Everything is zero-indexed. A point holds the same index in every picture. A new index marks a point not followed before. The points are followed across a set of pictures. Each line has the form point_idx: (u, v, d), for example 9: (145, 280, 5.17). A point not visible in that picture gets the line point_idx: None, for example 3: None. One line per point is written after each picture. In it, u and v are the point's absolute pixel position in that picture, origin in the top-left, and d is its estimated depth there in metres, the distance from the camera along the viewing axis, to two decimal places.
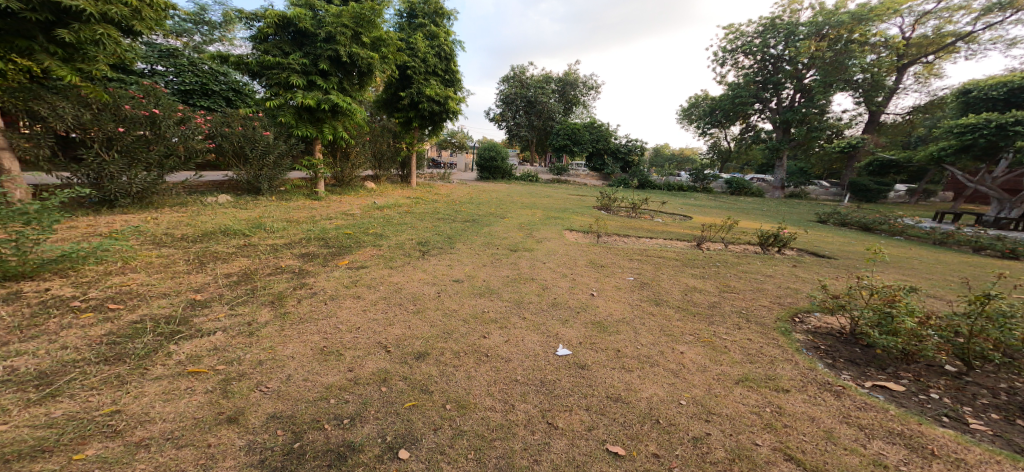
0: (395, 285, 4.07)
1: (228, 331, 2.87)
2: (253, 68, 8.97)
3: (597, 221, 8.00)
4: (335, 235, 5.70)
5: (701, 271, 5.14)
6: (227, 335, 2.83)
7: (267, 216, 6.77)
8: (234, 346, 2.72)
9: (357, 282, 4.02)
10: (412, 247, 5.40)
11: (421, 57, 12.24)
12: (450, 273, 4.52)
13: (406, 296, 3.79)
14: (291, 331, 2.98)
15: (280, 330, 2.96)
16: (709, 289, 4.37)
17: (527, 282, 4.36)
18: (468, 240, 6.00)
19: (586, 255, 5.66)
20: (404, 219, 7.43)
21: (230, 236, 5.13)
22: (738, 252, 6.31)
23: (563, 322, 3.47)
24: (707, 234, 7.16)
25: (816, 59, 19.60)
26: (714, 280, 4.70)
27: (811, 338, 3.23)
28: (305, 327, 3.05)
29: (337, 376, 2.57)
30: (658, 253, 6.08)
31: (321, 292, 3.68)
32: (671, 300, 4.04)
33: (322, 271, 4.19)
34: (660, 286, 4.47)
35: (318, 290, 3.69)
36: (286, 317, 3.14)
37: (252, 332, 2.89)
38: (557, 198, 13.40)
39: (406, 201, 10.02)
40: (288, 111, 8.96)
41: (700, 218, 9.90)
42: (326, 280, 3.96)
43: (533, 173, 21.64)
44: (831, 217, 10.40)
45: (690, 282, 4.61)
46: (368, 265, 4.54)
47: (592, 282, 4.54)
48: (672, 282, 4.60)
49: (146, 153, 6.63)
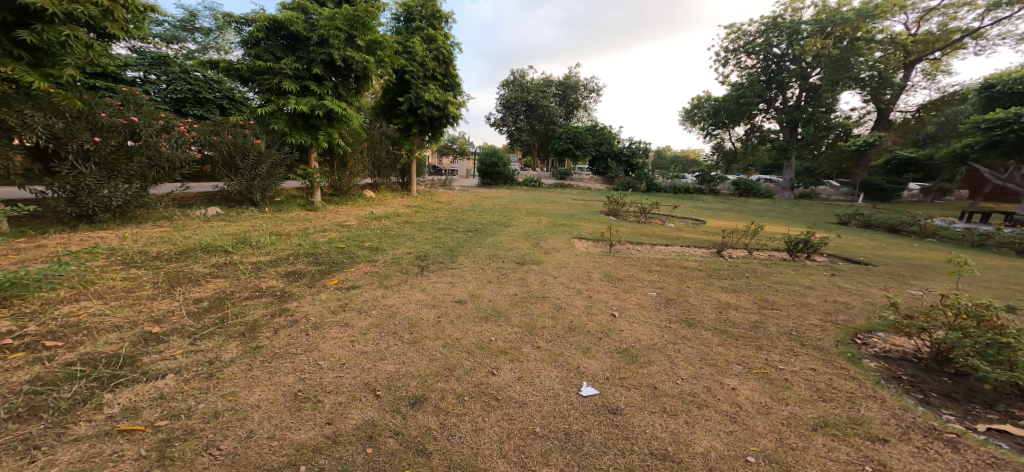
0: (390, 308, 3.57)
1: (182, 373, 2.37)
2: (242, 73, 8.53)
3: (608, 228, 7.51)
4: (327, 250, 5.23)
5: (731, 283, 4.60)
6: (181, 378, 2.33)
7: (255, 229, 6.30)
8: (186, 393, 2.22)
9: (346, 306, 3.52)
10: (410, 262, 4.91)
11: (419, 61, 11.87)
12: (452, 292, 4.02)
13: (401, 323, 3.30)
14: (260, 370, 2.48)
15: (247, 369, 2.46)
16: (746, 305, 3.84)
17: (540, 300, 3.87)
18: (471, 253, 5.51)
19: (600, 267, 5.15)
20: (403, 230, 6.94)
21: (213, 252, 4.65)
22: (765, 259, 5.79)
23: (585, 351, 2.97)
24: (728, 240, 6.61)
25: (822, 57, 19.07)
26: (748, 293, 4.17)
27: (886, 366, 2.76)
28: (279, 365, 2.55)
29: (318, 431, 2.08)
30: (678, 263, 5.57)
31: (304, 318, 3.19)
32: (705, 320, 3.52)
33: (307, 293, 3.70)
34: (690, 303, 3.96)
35: (299, 318, 3.18)
36: (258, 351, 2.65)
37: (212, 373, 2.39)
38: (562, 204, 12.90)
39: (406, 210, 9.53)
40: (281, 119, 8.53)
41: (714, 222, 9.38)
42: (311, 304, 3.47)
43: (536, 178, 21.16)
44: (854, 219, 9.84)
45: (722, 296, 4.11)
46: (360, 285, 4.05)
47: (612, 298, 4.06)
48: (704, 297, 4.10)
49: (127, 165, 6.14)
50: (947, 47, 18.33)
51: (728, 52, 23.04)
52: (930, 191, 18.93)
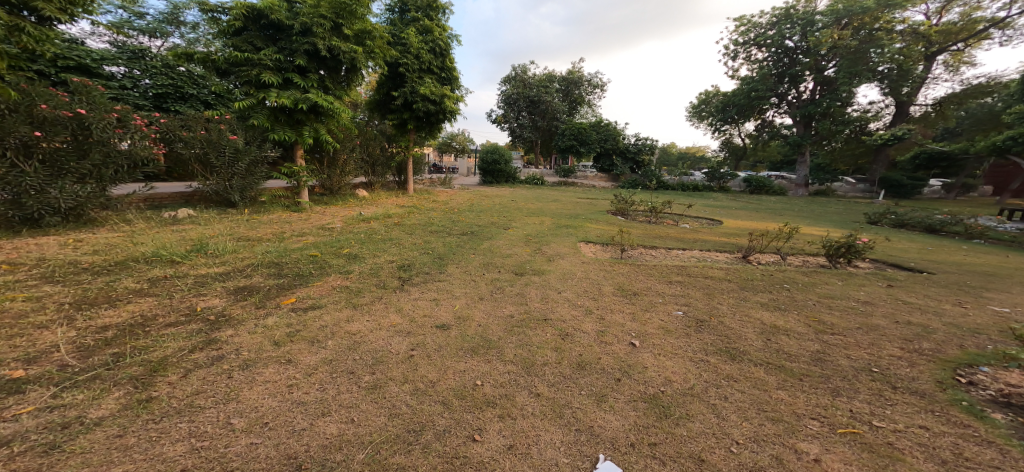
0: (353, 338, 2.85)
1: (13, 445, 1.78)
2: (219, 65, 7.66)
3: (617, 231, 6.76)
4: (295, 259, 4.50)
5: (773, 297, 3.83)
6: (5, 455, 1.74)
7: (222, 232, 5.58)
8: None
9: (295, 336, 2.78)
10: (390, 274, 4.18)
11: (414, 53, 11.14)
12: (435, 314, 3.28)
13: (363, 360, 2.59)
14: (133, 436, 1.87)
15: (113, 438, 1.85)
16: (799, 329, 3.07)
17: (541, 323, 3.18)
18: (462, 260, 4.78)
19: (611, 278, 4.40)
20: (390, 234, 6.24)
21: (156, 263, 3.94)
22: (802, 267, 5.03)
23: (601, 402, 2.30)
24: (756, 243, 5.82)
25: (838, 49, 17.98)
26: (797, 312, 3.41)
27: (1021, 420, 2.04)
28: (163, 426, 1.94)
29: None
30: (701, 271, 4.81)
31: (235, 351, 2.52)
32: (753, 352, 2.75)
33: (250, 317, 2.95)
34: (730, 326, 3.18)
35: (226, 353, 2.48)
36: (145, 404, 2.03)
37: (56, 445, 1.79)
38: (566, 203, 12.15)
39: (399, 211, 8.82)
40: (262, 112, 7.60)
41: (732, 222, 8.62)
42: (249, 333, 2.73)
43: (539, 176, 20.41)
44: (885, 217, 9.05)
45: (768, 315, 3.35)
46: (322, 305, 3.30)
47: (628, 321, 3.34)
48: (747, 318, 3.32)
49: (78, 163, 5.41)
50: (971, 38, 17.00)
51: (737, 44, 22.08)
52: (954, 187, 18.03)
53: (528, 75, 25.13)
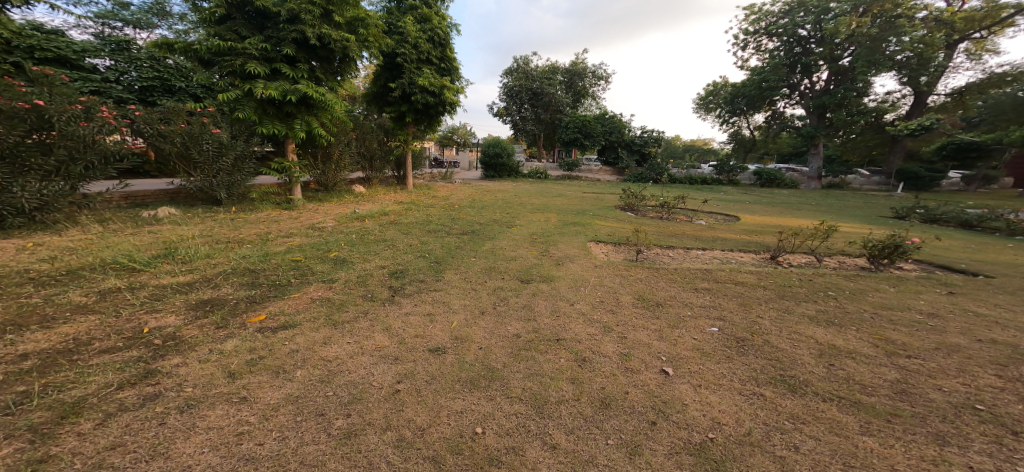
0: (337, 365, 2.39)
1: None
2: (201, 55, 7.04)
3: (630, 229, 6.23)
4: (275, 263, 3.99)
5: (822, 308, 3.32)
6: None
7: (203, 234, 5.09)
8: None
9: (257, 365, 2.29)
10: (380, 282, 3.69)
11: (412, 42, 10.58)
12: (428, 335, 2.82)
13: (346, 394, 2.15)
14: None
15: None
16: (869, 352, 2.60)
17: (553, 345, 2.73)
18: (462, 265, 4.29)
19: (629, 285, 3.90)
20: (386, 234, 5.76)
21: (112, 270, 3.43)
22: (843, 270, 4.52)
23: (634, 455, 1.87)
24: (787, 243, 5.29)
25: (855, 37, 17.15)
26: (859, 329, 2.93)
27: None
28: None
29: None
30: (729, 276, 4.28)
31: (173, 387, 2.04)
32: (821, 387, 2.29)
33: (208, 341, 2.46)
34: (781, 349, 2.71)
35: (161, 391, 2.00)
36: (37, 467, 1.58)
37: None
38: (572, 198, 11.66)
39: (399, 208, 8.38)
40: (248, 105, 6.90)
41: (750, 218, 8.08)
42: (199, 363, 2.23)
43: (542, 170, 19.86)
44: (914, 213, 8.49)
45: (823, 334, 2.86)
46: (296, 324, 2.80)
47: (655, 341, 2.88)
48: (797, 337, 2.84)
49: (42, 159, 4.86)
50: (995, 25, 16.04)
51: (747, 34, 21.22)
52: (975, 179, 17.43)
53: (530, 66, 24.44)
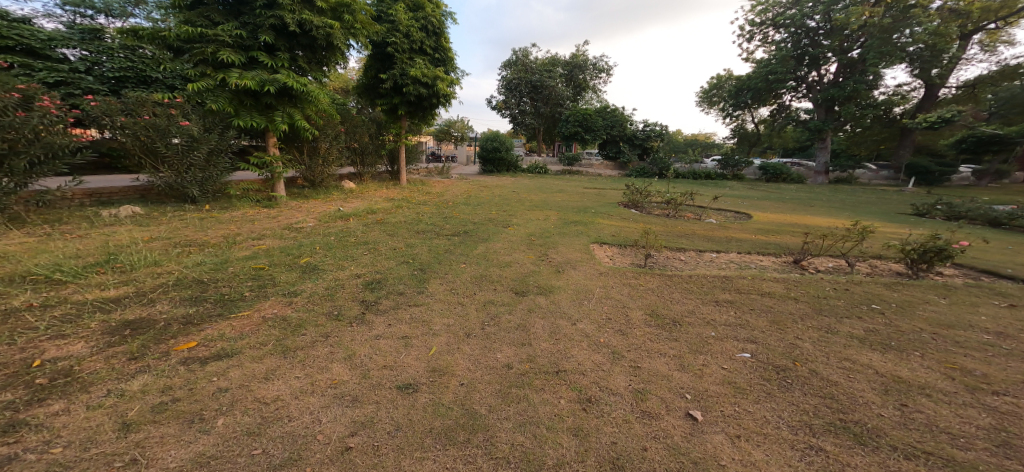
0: (279, 415, 1.93)
1: None
2: (170, 42, 6.34)
3: (637, 230, 5.71)
4: (234, 271, 3.46)
5: (875, 327, 2.82)
6: None
7: (164, 236, 4.55)
8: None
9: (164, 410, 1.87)
10: (352, 296, 3.14)
11: (403, 31, 9.97)
12: (399, 365, 2.36)
13: (283, 456, 1.72)
14: None
15: None
16: (951, 388, 2.12)
17: (551, 378, 2.29)
18: (449, 273, 3.77)
19: (640, 297, 3.38)
20: (369, 234, 5.23)
21: (30, 283, 2.92)
22: (880, 277, 4.01)
23: None
24: (812, 246, 4.77)
25: (866, 28, 16.47)
26: (929, 356, 2.43)
27: None
28: None
29: None
30: (752, 284, 3.76)
31: (36, 446, 1.66)
32: (901, 438, 1.81)
33: (109, 380, 2.00)
34: (837, 384, 2.20)
35: (17, 453, 1.62)
36: None
37: None
38: (572, 194, 11.15)
39: (389, 205, 7.86)
40: (222, 95, 6.20)
41: (764, 216, 7.56)
42: (85, 410, 1.83)
43: (541, 164, 19.32)
44: (937, 209, 7.98)
45: (888, 367, 2.35)
46: (231, 354, 2.29)
47: (676, 371, 2.40)
48: (856, 369, 2.32)
49: None
50: (1012, 15, 15.38)
51: (753, 25, 20.51)
52: (986, 174, 16.91)
53: (529, 59, 23.85)
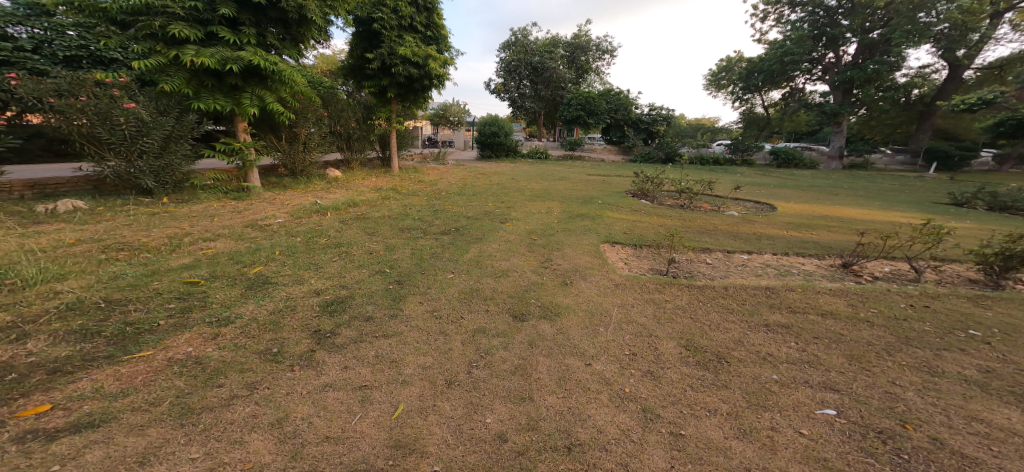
0: None
1: None
2: (112, 13, 5.45)
3: (653, 228, 4.97)
4: (156, 285, 2.73)
5: (991, 369, 2.18)
6: None
7: (95, 235, 3.82)
8: None
9: None
10: (302, 325, 2.42)
11: (391, 5, 9.04)
12: (358, 434, 1.71)
13: None
14: None
15: None
16: None
17: (560, 460, 1.63)
18: (434, 286, 3.07)
19: (670, 321, 2.67)
20: (344, 233, 4.50)
21: None
22: (958, 288, 3.30)
23: None
24: (864, 247, 4.04)
25: (892, 5, 15.39)
26: None
27: None
28: None
29: None
30: (805, 299, 3.04)
31: None
32: None
33: None
34: (979, 463, 1.64)
35: None
36: None
37: None
38: (575, 181, 10.39)
39: (377, 196, 7.16)
40: (178, 74, 5.39)
41: (790, 207, 6.83)
42: None
43: (542, 149, 18.49)
44: (980, 196, 7.25)
45: None
46: (93, 426, 1.60)
47: (732, 440, 1.74)
48: (994, 449, 1.69)
49: None
50: None
51: (767, 2, 19.33)
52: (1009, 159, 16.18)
53: (529, 40, 22.73)
